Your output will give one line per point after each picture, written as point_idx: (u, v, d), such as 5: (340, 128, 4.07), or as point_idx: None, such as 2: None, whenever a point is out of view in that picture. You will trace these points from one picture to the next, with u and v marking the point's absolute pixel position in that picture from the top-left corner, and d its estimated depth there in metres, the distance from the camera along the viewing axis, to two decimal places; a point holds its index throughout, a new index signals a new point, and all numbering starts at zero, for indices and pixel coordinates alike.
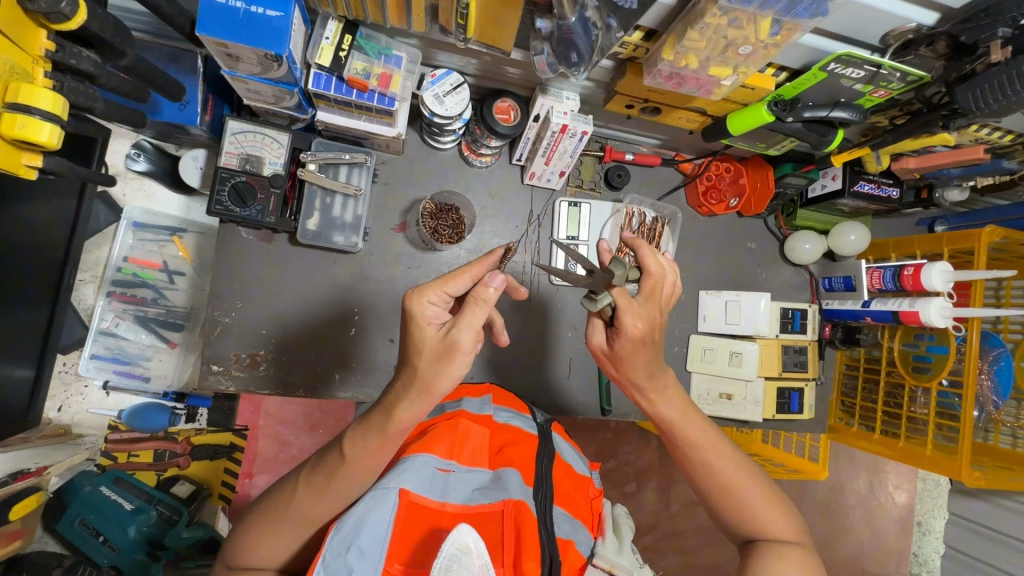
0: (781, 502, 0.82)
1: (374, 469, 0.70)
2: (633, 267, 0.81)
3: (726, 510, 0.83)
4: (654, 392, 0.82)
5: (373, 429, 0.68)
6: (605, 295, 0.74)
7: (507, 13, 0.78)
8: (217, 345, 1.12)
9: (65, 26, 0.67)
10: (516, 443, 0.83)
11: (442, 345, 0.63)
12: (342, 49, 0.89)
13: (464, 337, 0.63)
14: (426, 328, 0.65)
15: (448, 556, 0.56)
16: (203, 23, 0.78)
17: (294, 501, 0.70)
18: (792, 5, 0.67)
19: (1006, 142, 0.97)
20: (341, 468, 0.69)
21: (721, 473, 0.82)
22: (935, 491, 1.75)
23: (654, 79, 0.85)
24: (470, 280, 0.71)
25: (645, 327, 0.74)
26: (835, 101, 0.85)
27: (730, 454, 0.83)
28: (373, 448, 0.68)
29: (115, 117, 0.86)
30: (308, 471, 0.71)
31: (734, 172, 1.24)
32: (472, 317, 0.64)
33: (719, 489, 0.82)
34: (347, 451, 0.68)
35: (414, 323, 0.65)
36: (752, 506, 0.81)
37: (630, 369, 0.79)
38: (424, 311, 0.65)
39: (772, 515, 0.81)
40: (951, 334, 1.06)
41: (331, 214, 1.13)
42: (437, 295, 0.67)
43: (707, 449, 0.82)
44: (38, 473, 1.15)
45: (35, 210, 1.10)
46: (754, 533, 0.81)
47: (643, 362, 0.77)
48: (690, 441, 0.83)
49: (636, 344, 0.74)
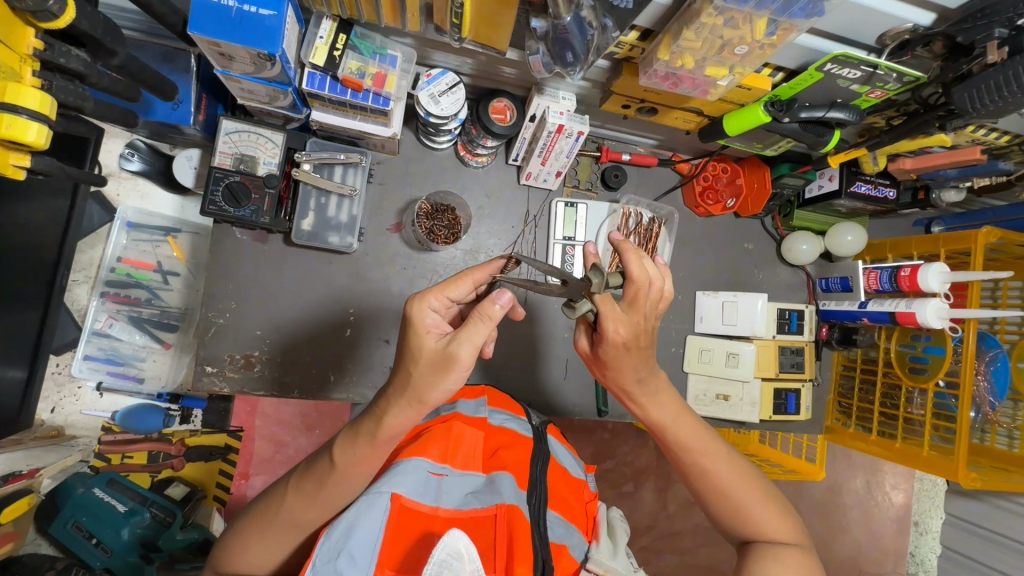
0: (776, 503, 0.82)
1: (366, 473, 0.70)
2: (615, 273, 0.78)
3: (722, 512, 0.82)
4: (645, 395, 0.82)
5: (366, 433, 0.67)
6: (585, 302, 0.74)
7: (503, 12, 0.78)
8: (212, 346, 1.11)
9: (53, 24, 0.66)
10: (510, 446, 0.83)
11: (441, 356, 0.62)
12: (336, 48, 0.89)
13: (464, 351, 0.62)
14: (425, 337, 0.64)
15: (438, 561, 0.55)
16: (195, 21, 0.77)
17: (284, 507, 0.69)
18: (788, 5, 0.67)
19: (1003, 142, 0.96)
20: (333, 474, 0.68)
21: (716, 474, 0.82)
22: (932, 491, 1.75)
23: (650, 79, 0.85)
24: (471, 286, 0.71)
25: (628, 332, 0.74)
26: (831, 102, 0.84)
27: (724, 455, 0.83)
28: (365, 453, 0.67)
29: (107, 117, 0.85)
30: (298, 477, 0.71)
31: (732, 172, 1.23)
32: (474, 331, 0.63)
33: (714, 491, 0.82)
34: (337, 458, 0.68)
35: (413, 329, 0.64)
36: (747, 506, 0.81)
37: (620, 373, 0.79)
38: (424, 318, 0.65)
39: (768, 516, 0.80)
40: (947, 335, 1.06)
41: (326, 215, 1.12)
42: (438, 301, 0.67)
43: (701, 451, 0.82)
44: (30, 475, 1.14)
45: (27, 210, 1.09)
46: (751, 533, 0.81)
47: (632, 366, 0.78)
48: (683, 443, 0.83)
49: (620, 348, 0.75)
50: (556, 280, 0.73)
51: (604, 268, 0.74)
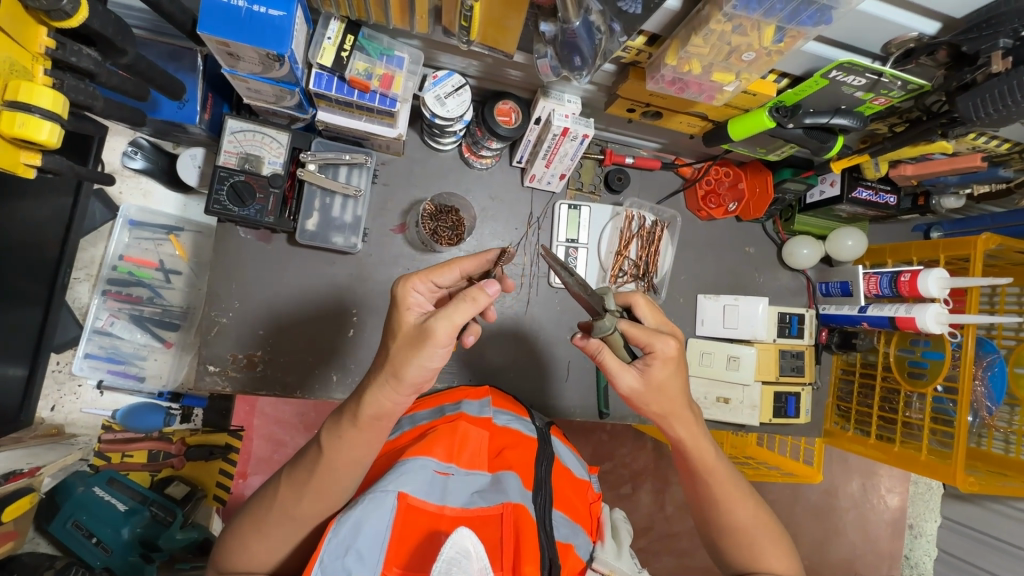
0: (783, 542, 0.84)
1: (357, 463, 0.70)
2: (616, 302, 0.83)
3: (726, 541, 0.83)
4: (683, 424, 0.80)
5: (348, 415, 0.68)
6: (609, 317, 0.74)
7: (511, 15, 0.78)
8: (214, 346, 1.11)
9: (67, 23, 0.66)
10: (515, 446, 0.84)
11: (418, 331, 0.63)
12: (344, 49, 0.89)
13: (441, 328, 0.61)
14: (405, 313, 0.67)
15: (448, 559, 0.55)
16: (204, 21, 0.77)
17: (277, 500, 0.70)
18: (796, 13, 0.67)
19: (1004, 150, 0.97)
20: (341, 465, 0.69)
21: (735, 506, 0.82)
22: (927, 495, 1.77)
23: (657, 84, 0.86)
24: (458, 274, 0.73)
25: (677, 346, 0.75)
26: (834, 109, 0.86)
27: (745, 490, 0.84)
28: (350, 436, 0.68)
29: (116, 116, 0.85)
30: (289, 470, 0.71)
31: (733, 176, 1.25)
32: (455, 310, 0.62)
33: (723, 518, 0.83)
34: (323, 444, 0.69)
35: (395, 306, 0.68)
36: (756, 541, 0.82)
37: (670, 401, 0.77)
38: (407, 296, 0.67)
39: (774, 553, 0.82)
40: (947, 340, 1.07)
41: (331, 215, 1.12)
42: (423, 284, 0.69)
43: (726, 487, 0.82)
44: (31, 473, 1.16)
45: (29, 206, 1.09)
46: (752, 566, 0.82)
47: (677, 390, 0.77)
48: (713, 469, 0.82)
49: (673, 361, 0.75)
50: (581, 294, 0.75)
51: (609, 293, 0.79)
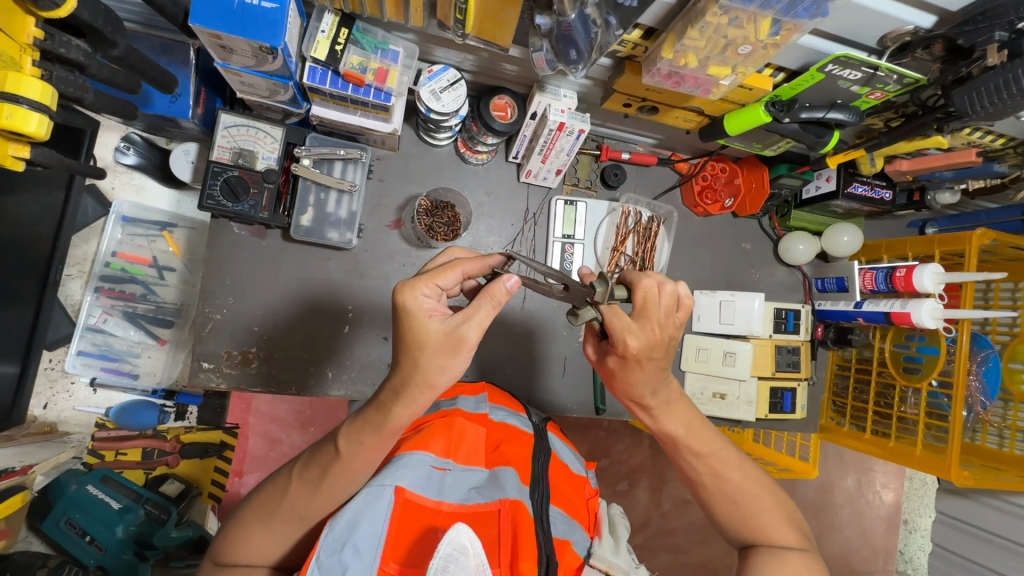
0: (783, 509, 0.83)
1: (367, 466, 0.69)
2: (620, 287, 0.77)
3: (727, 517, 0.83)
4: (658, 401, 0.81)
5: (370, 424, 0.67)
6: (588, 309, 0.75)
7: (506, 10, 0.78)
8: (209, 342, 1.10)
9: (56, 14, 0.65)
10: (512, 441, 0.83)
11: (449, 336, 0.63)
12: (338, 43, 0.89)
13: (471, 332, 0.63)
14: (427, 321, 0.63)
15: (444, 555, 0.55)
16: (197, 14, 0.76)
17: (287, 498, 0.69)
18: (792, 5, 0.67)
19: (998, 145, 1.00)
20: (355, 465, 0.68)
21: (724, 479, 0.82)
22: (922, 490, 1.74)
23: (653, 78, 0.85)
24: (461, 275, 0.69)
25: (643, 343, 0.73)
26: (831, 102, 0.85)
27: (733, 466, 0.83)
28: (371, 443, 0.67)
29: (107, 110, 0.84)
30: (301, 466, 0.70)
31: (730, 172, 1.23)
32: (484, 315, 0.64)
33: (715, 492, 0.83)
34: (343, 447, 0.67)
35: (411, 317, 0.63)
36: (750, 509, 0.82)
37: (631, 383, 0.79)
38: (420, 304, 0.63)
39: (771, 523, 0.81)
40: (941, 335, 1.07)
41: (325, 211, 1.11)
42: (430, 289, 0.65)
43: (712, 461, 0.82)
44: (23, 472, 1.16)
45: (20, 201, 1.07)
46: (752, 535, 0.81)
47: (646, 380, 0.78)
48: (694, 449, 0.82)
49: (633, 359, 0.75)
50: (558, 284, 0.79)
51: (609, 278, 0.76)
